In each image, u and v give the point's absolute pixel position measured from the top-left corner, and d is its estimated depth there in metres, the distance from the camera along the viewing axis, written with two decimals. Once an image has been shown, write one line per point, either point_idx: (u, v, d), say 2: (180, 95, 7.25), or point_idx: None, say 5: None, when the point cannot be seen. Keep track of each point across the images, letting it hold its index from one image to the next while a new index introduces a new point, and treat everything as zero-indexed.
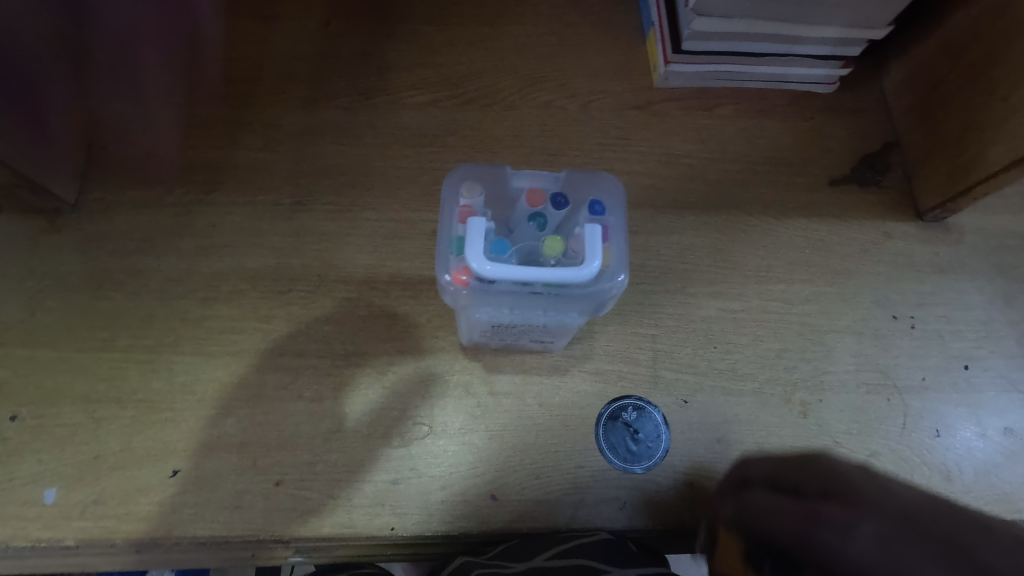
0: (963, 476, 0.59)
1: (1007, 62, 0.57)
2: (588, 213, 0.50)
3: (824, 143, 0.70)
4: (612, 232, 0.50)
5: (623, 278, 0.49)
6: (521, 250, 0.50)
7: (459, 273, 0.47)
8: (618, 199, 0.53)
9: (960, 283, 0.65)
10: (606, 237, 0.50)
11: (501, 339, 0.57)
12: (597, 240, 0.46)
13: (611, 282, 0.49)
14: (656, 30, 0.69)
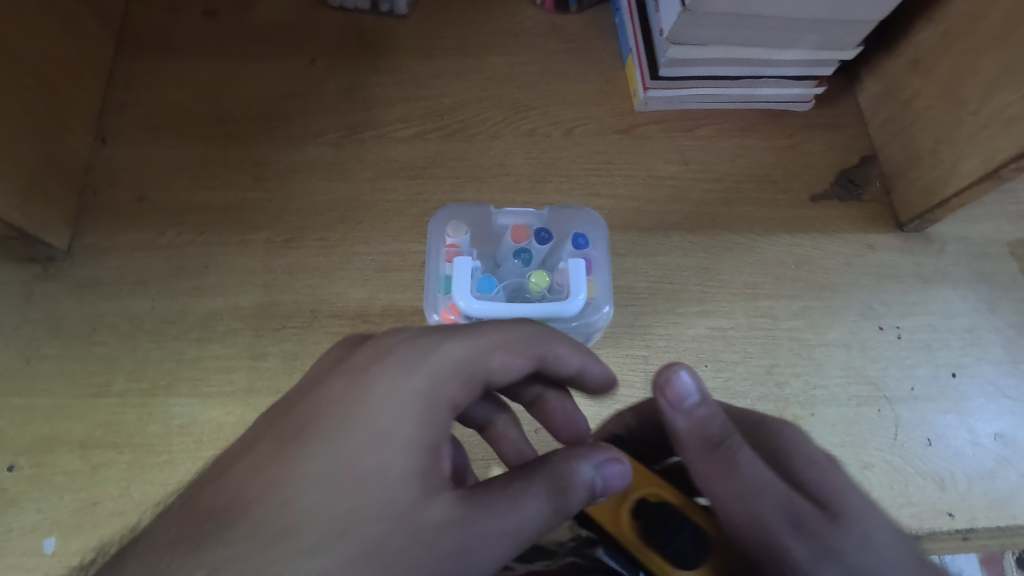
0: (957, 483, 0.60)
1: (974, 78, 0.58)
2: (572, 247, 0.61)
3: (804, 159, 0.72)
4: (594, 266, 0.65)
5: (604, 310, 0.63)
6: (508, 286, 0.61)
7: (448, 311, 0.59)
8: (601, 232, 0.66)
9: (943, 291, 0.67)
10: (588, 270, 0.64)
11: None
12: (580, 276, 0.57)
13: (596, 313, 0.62)
14: (634, 57, 0.70)
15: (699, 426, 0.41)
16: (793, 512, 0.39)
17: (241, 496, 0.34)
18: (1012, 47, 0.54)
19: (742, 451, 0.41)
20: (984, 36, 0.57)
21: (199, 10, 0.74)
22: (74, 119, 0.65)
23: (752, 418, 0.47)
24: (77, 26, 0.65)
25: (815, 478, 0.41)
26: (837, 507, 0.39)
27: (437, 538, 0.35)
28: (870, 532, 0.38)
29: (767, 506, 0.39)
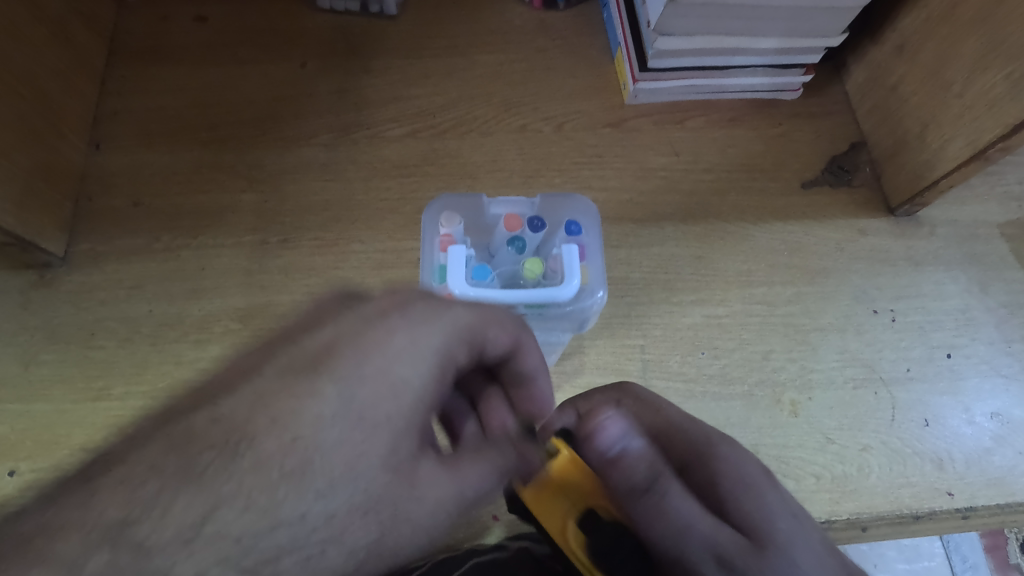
0: (955, 463, 0.60)
1: (957, 61, 0.59)
2: (564, 234, 0.62)
3: (793, 148, 0.72)
4: (588, 251, 0.63)
5: (601, 295, 0.61)
6: (503, 273, 0.62)
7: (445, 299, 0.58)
8: (592, 218, 0.66)
9: (935, 274, 0.67)
10: (584, 255, 0.62)
11: None
12: (574, 261, 0.58)
13: (591, 299, 0.60)
14: (623, 51, 0.71)
15: (631, 470, 0.42)
16: (721, 552, 0.41)
17: (238, 423, 0.35)
18: (993, 29, 0.55)
19: (674, 494, 0.42)
20: (966, 20, 0.58)
21: (189, 16, 0.74)
22: (67, 126, 0.65)
23: (694, 441, 0.47)
24: (68, 35, 0.65)
25: (747, 515, 0.43)
26: (764, 542, 0.42)
27: (425, 496, 0.38)
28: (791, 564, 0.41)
29: (695, 545, 0.41)
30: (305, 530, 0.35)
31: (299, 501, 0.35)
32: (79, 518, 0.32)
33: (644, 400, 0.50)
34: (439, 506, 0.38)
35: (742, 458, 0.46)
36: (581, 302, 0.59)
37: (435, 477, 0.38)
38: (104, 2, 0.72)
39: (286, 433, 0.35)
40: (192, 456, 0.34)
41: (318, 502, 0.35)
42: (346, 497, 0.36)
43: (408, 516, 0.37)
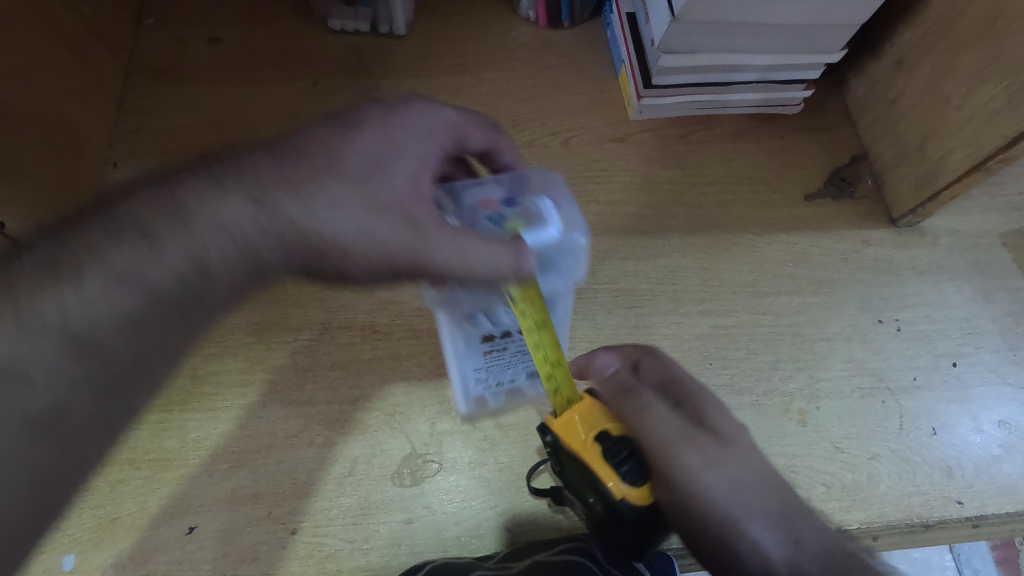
0: (964, 471, 0.60)
1: (955, 75, 0.60)
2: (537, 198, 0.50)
3: (796, 160, 0.74)
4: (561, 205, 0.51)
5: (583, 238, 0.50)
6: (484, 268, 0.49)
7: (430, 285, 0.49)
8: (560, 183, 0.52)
9: (939, 283, 0.68)
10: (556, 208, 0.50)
11: (498, 382, 0.57)
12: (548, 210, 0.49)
13: (573, 243, 0.49)
14: (627, 68, 0.72)
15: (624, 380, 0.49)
16: (690, 445, 0.45)
17: (289, 143, 0.47)
18: (990, 45, 0.56)
19: (653, 401, 0.47)
20: (963, 35, 0.59)
21: (204, 38, 0.76)
22: (86, 145, 0.66)
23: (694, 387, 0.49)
24: (89, 57, 0.67)
25: (721, 438, 0.47)
26: (726, 461, 0.46)
27: (418, 225, 0.46)
28: (737, 481, 0.46)
29: (669, 435, 0.45)
30: (325, 207, 0.45)
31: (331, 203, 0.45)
32: (163, 212, 0.44)
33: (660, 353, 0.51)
34: (429, 230, 0.46)
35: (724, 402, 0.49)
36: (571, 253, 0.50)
37: (426, 212, 0.46)
38: (122, 25, 0.74)
39: (318, 144, 0.47)
40: (258, 185, 0.44)
41: (341, 187, 0.45)
42: (356, 180, 0.45)
43: (399, 219, 0.45)
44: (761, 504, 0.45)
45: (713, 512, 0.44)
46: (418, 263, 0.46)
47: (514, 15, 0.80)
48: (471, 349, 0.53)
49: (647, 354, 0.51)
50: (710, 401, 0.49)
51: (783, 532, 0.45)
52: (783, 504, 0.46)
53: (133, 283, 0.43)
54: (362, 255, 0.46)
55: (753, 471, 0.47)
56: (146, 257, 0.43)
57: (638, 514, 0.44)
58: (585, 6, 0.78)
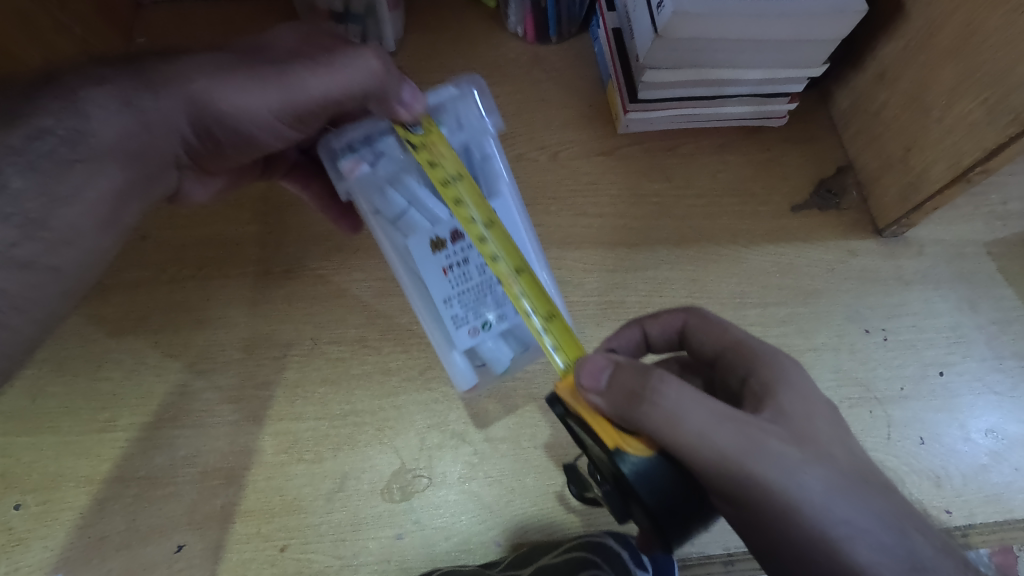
0: (952, 480, 0.61)
1: (935, 88, 0.61)
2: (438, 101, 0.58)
3: (782, 172, 0.75)
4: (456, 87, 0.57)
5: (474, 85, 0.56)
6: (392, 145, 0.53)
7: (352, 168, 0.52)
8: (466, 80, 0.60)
9: (925, 292, 0.69)
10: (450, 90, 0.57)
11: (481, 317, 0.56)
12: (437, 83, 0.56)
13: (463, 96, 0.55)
14: (614, 83, 0.73)
15: (620, 381, 0.40)
16: (765, 458, 0.38)
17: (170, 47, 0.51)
18: (968, 59, 0.57)
19: (686, 397, 0.38)
20: (941, 49, 0.60)
21: None
22: None
23: (774, 373, 0.43)
24: None
25: (802, 433, 0.40)
26: (819, 463, 0.38)
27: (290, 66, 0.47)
28: (833, 482, 0.38)
29: (733, 450, 0.37)
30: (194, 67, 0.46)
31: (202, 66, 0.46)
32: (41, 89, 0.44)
33: (713, 316, 0.48)
34: (298, 68, 0.47)
35: (804, 378, 0.43)
36: (464, 99, 0.55)
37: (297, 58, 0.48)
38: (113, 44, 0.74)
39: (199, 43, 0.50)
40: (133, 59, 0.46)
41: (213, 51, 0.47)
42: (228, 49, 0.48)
43: (270, 67, 0.47)
44: (861, 504, 0.38)
45: (805, 521, 0.37)
46: (299, 96, 0.47)
47: (502, 30, 0.80)
48: (432, 265, 0.54)
49: (648, 368, 0.39)
50: (787, 388, 0.42)
51: (893, 542, 0.37)
52: (893, 508, 0.39)
53: (32, 127, 0.42)
54: (248, 105, 0.47)
55: (848, 468, 0.39)
56: (50, 107, 0.42)
57: (651, 482, 0.38)
58: (572, 22, 0.79)
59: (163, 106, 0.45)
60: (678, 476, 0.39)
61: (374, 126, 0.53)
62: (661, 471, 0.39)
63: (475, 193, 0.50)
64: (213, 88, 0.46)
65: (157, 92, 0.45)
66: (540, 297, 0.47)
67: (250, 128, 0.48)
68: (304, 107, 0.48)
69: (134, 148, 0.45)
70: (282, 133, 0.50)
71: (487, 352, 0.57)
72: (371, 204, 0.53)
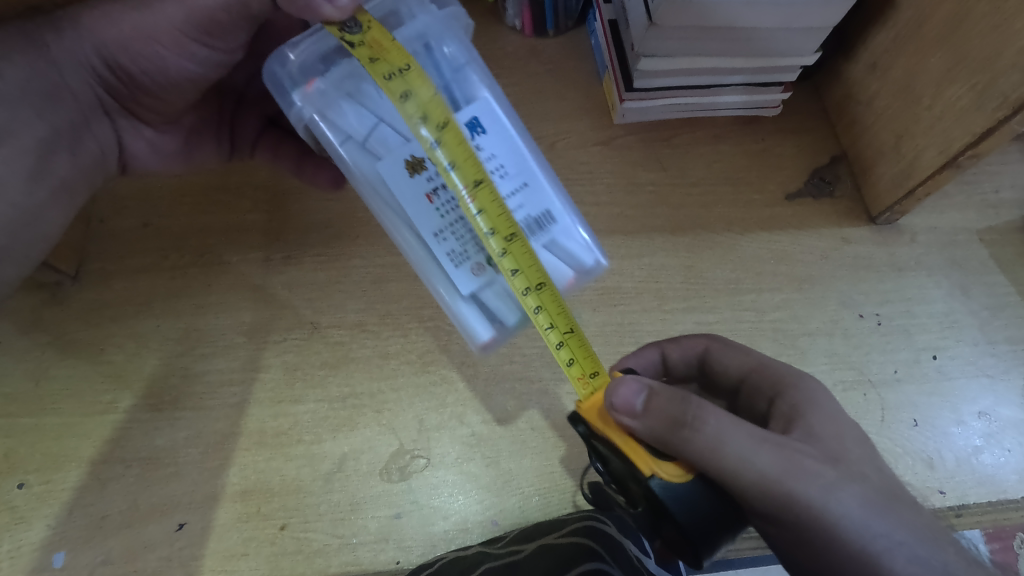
0: (945, 462, 0.62)
1: (925, 76, 0.62)
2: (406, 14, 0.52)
3: (776, 162, 0.76)
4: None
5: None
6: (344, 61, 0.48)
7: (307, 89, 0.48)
8: None
9: (918, 279, 0.69)
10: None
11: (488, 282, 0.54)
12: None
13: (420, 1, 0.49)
14: (610, 73, 0.74)
15: (663, 411, 0.41)
16: (803, 478, 0.41)
17: None
18: (957, 46, 0.58)
19: (724, 423, 0.41)
20: (931, 37, 0.61)
21: None
22: None
23: (803, 395, 0.47)
24: None
25: (833, 452, 0.44)
26: (851, 480, 0.42)
27: None
28: (865, 499, 0.42)
29: (773, 469, 0.41)
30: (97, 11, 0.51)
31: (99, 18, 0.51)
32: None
33: (734, 343, 0.53)
34: None
35: (829, 398, 0.47)
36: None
37: None
38: None
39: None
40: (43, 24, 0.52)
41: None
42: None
43: None
44: (892, 519, 0.41)
45: (839, 534, 0.41)
46: (191, 6, 0.49)
47: (500, 24, 0.82)
48: (410, 189, 0.47)
49: (688, 396, 0.42)
50: (817, 411, 0.46)
51: (928, 553, 0.40)
52: (925, 522, 0.42)
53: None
54: (145, 24, 0.50)
55: (877, 485, 0.43)
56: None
57: (682, 499, 0.40)
58: (570, 16, 0.80)
59: (65, 41, 0.51)
60: (708, 496, 0.41)
61: (323, 38, 0.48)
62: (692, 490, 0.41)
63: (431, 95, 0.45)
64: (104, 23, 0.51)
65: (60, 29, 0.51)
66: (499, 215, 0.45)
67: (158, 51, 0.52)
68: (202, 18, 0.49)
69: (43, 88, 0.52)
70: (192, 53, 0.53)
71: (494, 297, 0.49)
72: (333, 127, 0.48)
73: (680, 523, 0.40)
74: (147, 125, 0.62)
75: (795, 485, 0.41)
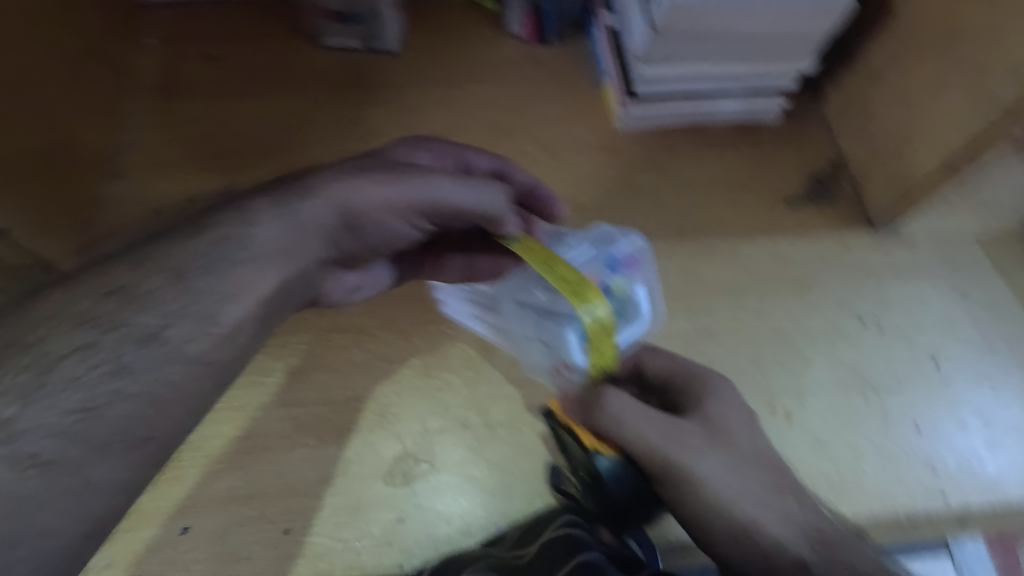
0: (947, 465, 0.62)
1: (924, 80, 0.63)
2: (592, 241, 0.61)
3: (775, 167, 0.76)
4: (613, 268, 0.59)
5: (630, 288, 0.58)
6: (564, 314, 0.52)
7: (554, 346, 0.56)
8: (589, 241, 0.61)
9: (918, 283, 0.70)
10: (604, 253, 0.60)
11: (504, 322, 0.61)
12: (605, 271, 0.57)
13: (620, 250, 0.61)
14: (611, 79, 0.75)
15: (580, 396, 0.51)
16: (680, 448, 0.47)
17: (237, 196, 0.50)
18: (957, 52, 0.59)
19: (625, 404, 0.48)
20: (929, 43, 0.62)
21: (204, 56, 0.79)
22: (88, 158, 0.69)
23: (698, 385, 0.52)
24: (93, 75, 0.70)
25: (714, 429, 0.49)
26: (720, 449, 0.48)
27: (423, 177, 0.51)
28: (729, 464, 0.48)
29: (660, 439, 0.47)
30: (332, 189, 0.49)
31: (357, 164, 0.50)
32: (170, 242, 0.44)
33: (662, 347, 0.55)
34: (455, 197, 0.51)
35: (726, 386, 0.52)
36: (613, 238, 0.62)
37: (446, 187, 0.51)
38: (125, 42, 0.76)
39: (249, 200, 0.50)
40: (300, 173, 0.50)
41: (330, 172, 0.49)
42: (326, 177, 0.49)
43: (404, 189, 0.50)
44: (754, 476, 0.48)
45: (695, 490, 0.47)
46: (434, 199, 0.51)
47: (502, 31, 0.83)
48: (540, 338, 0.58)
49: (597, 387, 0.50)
50: (715, 395, 0.51)
51: (771, 501, 0.47)
52: (774, 483, 0.48)
53: (217, 235, 0.44)
54: (382, 207, 0.50)
55: (742, 453, 0.49)
56: (226, 223, 0.45)
57: (617, 476, 0.52)
58: (571, 22, 0.81)
59: (308, 204, 0.48)
60: (635, 474, 0.52)
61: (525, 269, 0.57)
62: (623, 469, 0.52)
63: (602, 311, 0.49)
64: (353, 192, 0.49)
65: (305, 194, 0.48)
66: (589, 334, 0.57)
67: (384, 221, 0.51)
68: (427, 199, 0.51)
69: (291, 246, 0.47)
70: (415, 224, 0.53)
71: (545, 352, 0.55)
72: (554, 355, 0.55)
73: (611, 492, 0.53)
74: (346, 270, 0.57)
75: (679, 451, 0.47)
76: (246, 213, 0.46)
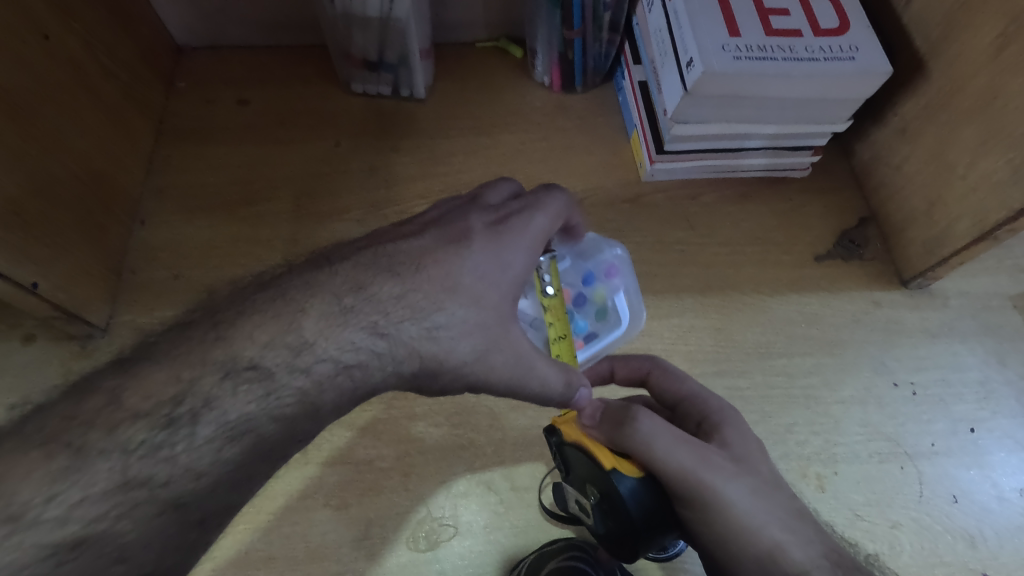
0: (988, 541, 0.60)
1: (958, 145, 0.62)
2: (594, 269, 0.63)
3: (805, 222, 0.75)
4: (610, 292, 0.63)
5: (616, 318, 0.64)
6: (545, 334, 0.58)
7: None
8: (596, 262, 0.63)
9: (952, 346, 0.68)
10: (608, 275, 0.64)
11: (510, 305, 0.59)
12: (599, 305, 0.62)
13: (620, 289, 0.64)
14: (640, 132, 0.75)
15: (610, 412, 0.48)
16: (705, 466, 0.45)
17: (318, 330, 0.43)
18: (992, 120, 0.59)
19: (657, 425, 0.45)
20: (963, 109, 0.61)
21: (232, 100, 0.80)
22: (116, 205, 0.69)
23: (717, 407, 0.50)
24: (123, 123, 0.71)
25: (738, 454, 0.47)
26: (743, 473, 0.46)
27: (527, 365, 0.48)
28: (754, 489, 0.46)
29: (688, 460, 0.44)
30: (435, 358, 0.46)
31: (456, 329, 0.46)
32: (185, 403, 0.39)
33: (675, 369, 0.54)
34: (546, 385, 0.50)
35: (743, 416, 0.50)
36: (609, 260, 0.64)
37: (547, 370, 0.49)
38: (156, 88, 0.77)
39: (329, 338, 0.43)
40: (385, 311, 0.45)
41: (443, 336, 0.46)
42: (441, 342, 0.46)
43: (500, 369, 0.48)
44: (773, 500, 0.46)
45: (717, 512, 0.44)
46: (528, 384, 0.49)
47: (528, 79, 0.83)
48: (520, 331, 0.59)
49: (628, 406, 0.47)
50: (736, 422, 0.49)
51: (797, 529, 0.45)
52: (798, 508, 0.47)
53: (247, 430, 0.40)
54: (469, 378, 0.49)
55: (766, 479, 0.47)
56: (267, 389, 0.41)
57: (639, 500, 0.45)
58: (597, 73, 0.81)
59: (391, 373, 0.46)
60: (658, 492, 0.45)
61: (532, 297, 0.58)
62: (645, 491, 0.45)
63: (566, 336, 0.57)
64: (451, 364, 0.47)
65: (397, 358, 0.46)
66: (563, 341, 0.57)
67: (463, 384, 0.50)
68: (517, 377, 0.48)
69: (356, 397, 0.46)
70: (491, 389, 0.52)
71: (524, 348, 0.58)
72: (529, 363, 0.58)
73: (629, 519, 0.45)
74: None
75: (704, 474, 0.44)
76: (310, 382, 0.42)
